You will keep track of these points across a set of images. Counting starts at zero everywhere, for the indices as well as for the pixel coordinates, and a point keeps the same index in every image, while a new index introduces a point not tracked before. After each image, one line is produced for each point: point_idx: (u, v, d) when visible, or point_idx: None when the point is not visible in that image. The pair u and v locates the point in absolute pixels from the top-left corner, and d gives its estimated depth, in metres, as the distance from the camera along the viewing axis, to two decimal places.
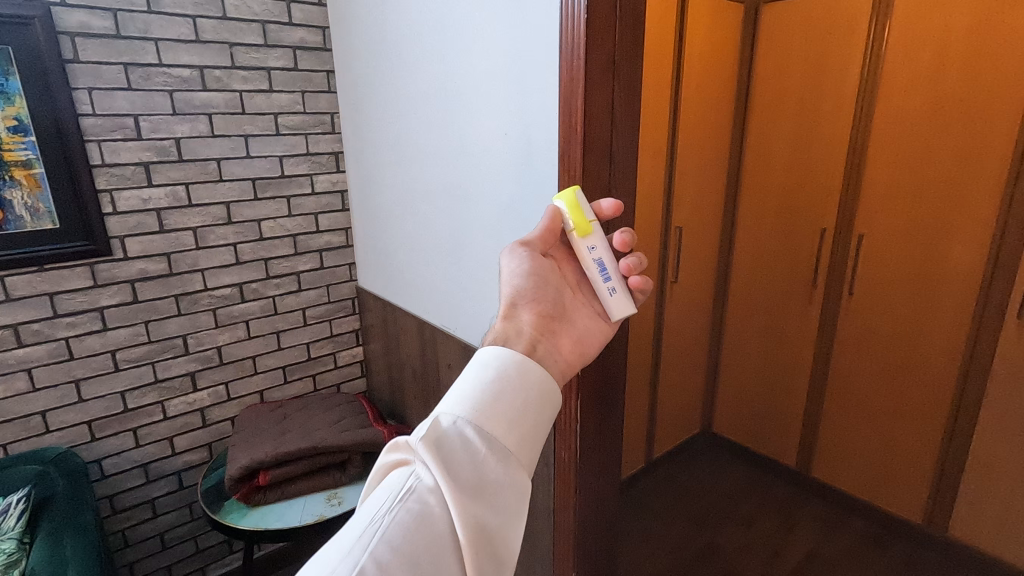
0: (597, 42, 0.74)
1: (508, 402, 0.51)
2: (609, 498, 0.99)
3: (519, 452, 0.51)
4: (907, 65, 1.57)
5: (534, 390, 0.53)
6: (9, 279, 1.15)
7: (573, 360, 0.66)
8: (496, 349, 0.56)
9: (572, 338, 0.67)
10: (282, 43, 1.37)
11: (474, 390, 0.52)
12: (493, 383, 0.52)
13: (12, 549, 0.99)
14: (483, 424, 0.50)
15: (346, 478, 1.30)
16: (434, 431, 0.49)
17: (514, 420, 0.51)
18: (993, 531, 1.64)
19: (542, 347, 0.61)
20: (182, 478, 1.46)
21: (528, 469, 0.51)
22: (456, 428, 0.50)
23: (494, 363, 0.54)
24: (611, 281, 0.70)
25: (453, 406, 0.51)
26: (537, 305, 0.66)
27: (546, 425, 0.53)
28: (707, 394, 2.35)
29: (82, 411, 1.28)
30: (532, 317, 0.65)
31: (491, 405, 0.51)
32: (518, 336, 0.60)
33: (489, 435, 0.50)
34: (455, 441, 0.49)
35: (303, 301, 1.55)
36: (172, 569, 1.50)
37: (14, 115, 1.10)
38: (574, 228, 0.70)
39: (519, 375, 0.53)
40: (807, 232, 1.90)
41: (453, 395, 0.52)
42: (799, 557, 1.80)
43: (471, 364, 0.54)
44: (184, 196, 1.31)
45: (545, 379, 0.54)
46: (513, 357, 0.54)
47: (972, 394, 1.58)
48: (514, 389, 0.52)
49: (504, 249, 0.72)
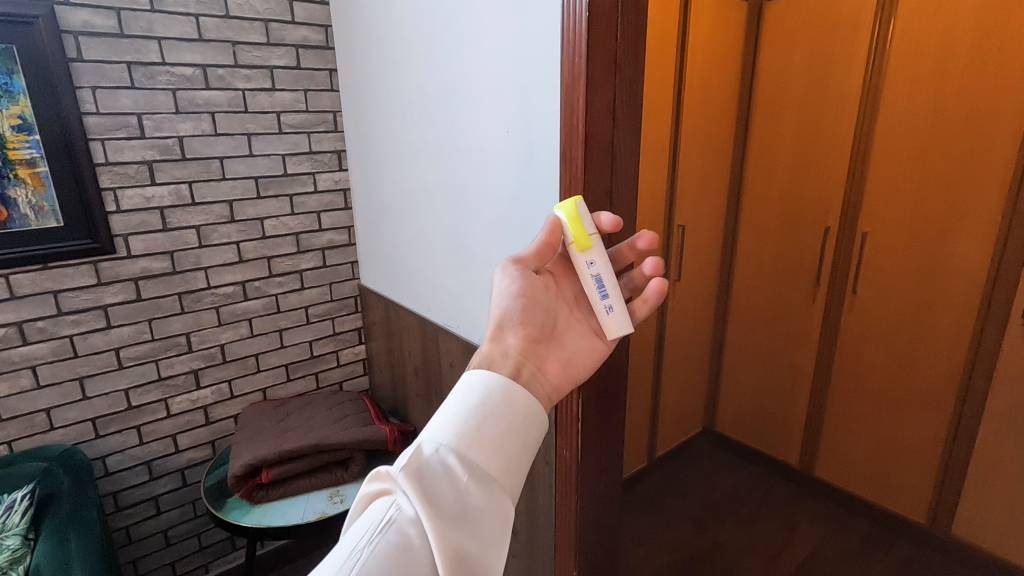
0: (598, 40, 0.74)
1: (489, 427, 0.53)
2: (611, 497, 0.99)
3: (501, 477, 0.52)
4: (912, 62, 1.56)
5: (518, 414, 0.55)
6: (14, 277, 1.16)
7: (559, 384, 0.67)
8: (480, 372, 0.57)
9: (562, 359, 0.68)
10: (285, 41, 1.38)
11: (457, 416, 0.53)
12: (474, 408, 0.54)
13: (17, 545, 1.00)
14: (465, 451, 0.51)
15: (349, 476, 1.30)
16: (415, 460, 0.50)
17: (496, 446, 0.52)
18: (997, 531, 1.63)
19: (527, 371, 0.62)
20: (186, 475, 1.47)
21: (511, 493, 0.52)
22: (436, 455, 0.51)
23: (477, 387, 0.55)
24: (609, 298, 0.67)
25: (436, 433, 0.52)
26: (525, 329, 0.66)
27: (531, 448, 0.55)
28: (710, 392, 2.35)
29: (86, 408, 1.28)
30: (519, 340, 0.65)
31: (473, 431, 0.52)
32: (503, 359, 0.61)
33: (469, 461, 0.51)
34: (436, 469, 0.50)
35: (306, 299, 1.55)
36: (176, 565, 1.50)
37: (18, 113, 1.10)
38: (573, 241, 0.67)
39: (504, 400, 0.55)
40: (810, 231, 1.89)
41: (436, 422, 0.53)
42: (802, 556, 1.79)
43: (455, 389, 0.56)
44: (187, 195, 1.32)
45: (530, 402, 0.56)
46: (496, 381, 0.56)
47: (976, 393, 1.58)
48: (496, 413, 0.54)
49: (500, 262, 0.69)
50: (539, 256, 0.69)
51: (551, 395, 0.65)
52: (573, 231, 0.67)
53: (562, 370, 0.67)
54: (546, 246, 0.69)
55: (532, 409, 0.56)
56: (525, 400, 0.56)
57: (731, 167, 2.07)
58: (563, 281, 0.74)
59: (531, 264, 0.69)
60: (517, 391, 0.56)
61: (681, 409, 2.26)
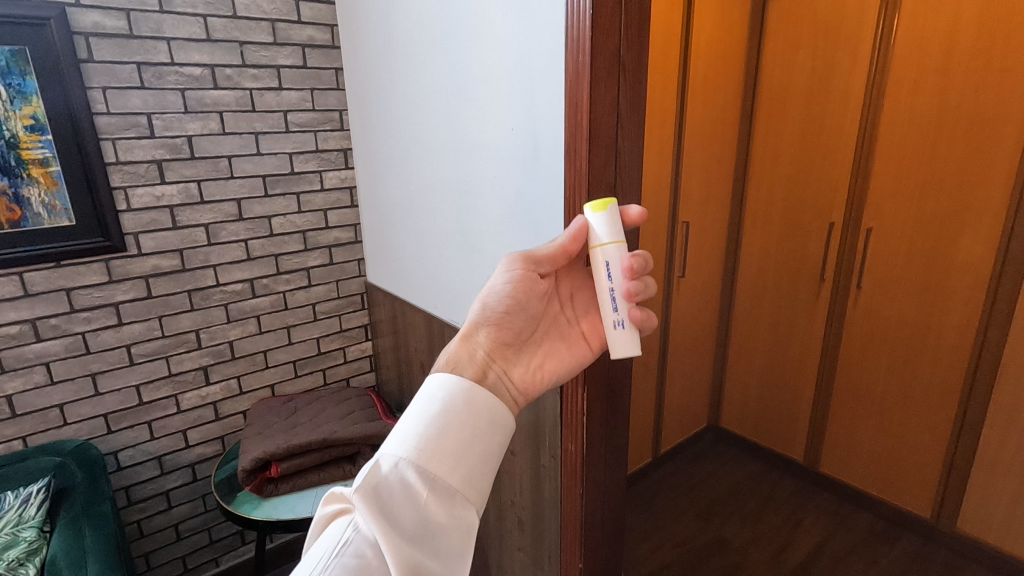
0: (602, 39, 0.75)
1: (446, 439, 0.58)
2: (616, 490, 1.00)
3: (462, 486, 0.57)
4: (915, 58, 1.56)
5: (482, 421, 0.60)
6: (27, 275, 1.18)
7: (526, 389, 0.68)
8: (441, 380, 0.62)
9: (537, 359, 0.71)
10: (291, 41, 1.39)
11: (416, 428, 0.58)
12: (433, 420, 0.59)
13: (33, 537, 1.03)
14: (423, 465, 0.56)
15: (356, 470, 1.32)
16: (373, 478, 0.56)
17: (457, 456, 0.58)
18: (1002, 526, 1.63)
19: (493, 374, 0.66)
20: (196, 470, 1.49)
21: (471, 500, 0.58)
22: (394, 469, 0.56)
23: (436, 397, 0.61)
24: (620, 313, 0.66)
25: (396, 447, 0.58)
26: (499, 329, 0.68)
27: (495, 453, 0.61)
28: (714, 387, 2.36)
29: (98, 404, 1.30)
30: (491, 340, 0.68)
31: (430, 443, 0.57)
32: (469, 361, 0.65)
33: (426, 473, 0.56)
34: (394, 484, 0.56)
35: (314, 296, 1.57)
36: (186, 559, 1.52)
37: (31, 114, 1.12)
38: (614, 239, 0.65)
39: (466, 407, 0.60)
40: (815, 226, 1.90)
41: (397, 435, 0.59)
42: (807, 551, 1.80)
43: (417, 398, 0.61)
44: (196, 193, 1.33)
45: (493, 406, 0.61)
46: (457, 389, 0.61)
47: (982, 388, 1.58)
48: (454, 423, 0.59)
49: (510, 254, 0.72)
50: (554, 259, 0.71)
51: (516, 399, 0.67)
52: (620, 229, 0.66)
53: (531, 372, 0.69)
54: (563, 250, 0.71)
55: (492, 414, 0.61)
56: (486, 407, 0.61)
57: (736, 164, 2.07)
58: (565, 277, 0.77)
59: (540, 265, 0.71)
60: (478, 398, 0.61)
61: (686, 406, 2.26)
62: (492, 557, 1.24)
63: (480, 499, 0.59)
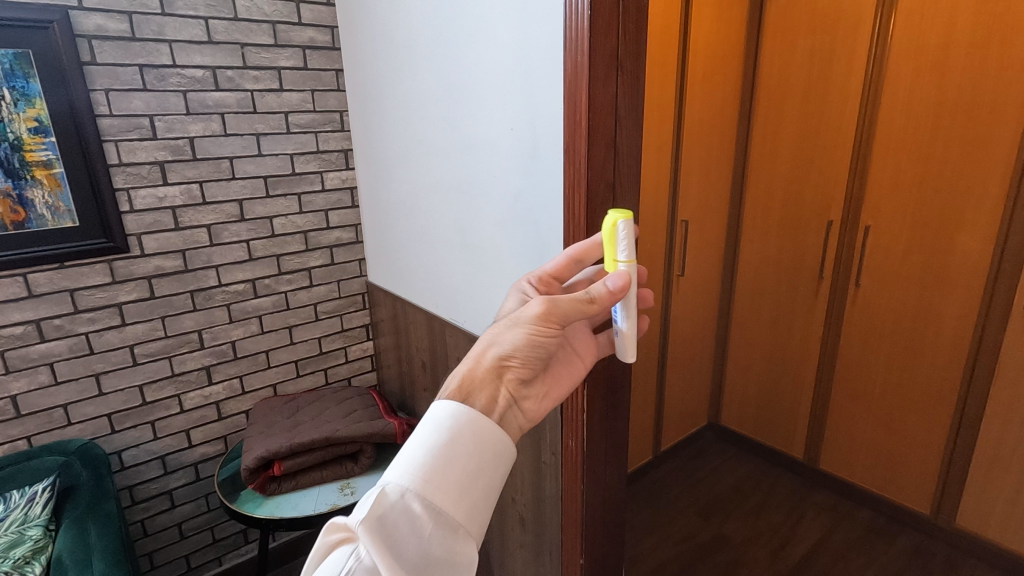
0: (601, 39, 0.76)
1: (451, 471, 0.57)
2: (616, 487, 1.01)
3: (464, 520, 0.57)
4: (912, 55, 1.57)
5: (487, 452, 0.59)
6: (31, 276, 1.19)
7: (534, 416, 0.68)
8: (449, 408, 0.60)
9: (544, 387, 0.72)
10: (292, 43, 1.40)
11: (422, 459, 0.57)
12: (439, 449, 0.58)
13: (38, 536, 1.04)
14: (427, 497, 0.56)
15: (358, 469, 1.33)
16: (378, 508, 0.55)
17: (462, 489, 0.57)
18: (1002, 522, 1.64)
19: (507, 408, 0.65)
20: (199, 469, 1.50)
21: (473, 534, 0.57)
22: (398, 499, 0.55)
23: (443, 426, 0.59)
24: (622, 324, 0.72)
25: (401, 476, 0.56)
26: (517, 364, 0.66)
27: (497, 485, 0.60)
28: (715, 384, 2.36)
29: (102, 403, 1.31)
30: (509, 375, 0.65)
31: (436, 475, 0.57)
32: (482, 386, 0.63)
33: (431, 505, 0.56)
34: (399, 514, 0.55)
35: (315, 297, 1.58)
36: (189, 559, 1.53)
37: (35, 116, 1.13)
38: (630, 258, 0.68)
39: (473, 439, 0.59)
40: (813, 223, 1.90)
41: (401, 462, 0.57)
42: (807, 548, 1.81)
43: (424, 424, 0.59)
44: (197, 194, 1.34)
45: (499, 438, 0.61)
46: (464, 419, 0.60)
47: (981, 383, 1.59)
48: (461, 455, 0.58)
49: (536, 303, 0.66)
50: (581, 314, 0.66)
51: (523, 427, 0.67)
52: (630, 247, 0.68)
53: (541, 402, 0.70)
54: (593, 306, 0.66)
55: (497, 447, 0.60)
56: (493, 439, 0.60)
57: (735, 162, 2.08)
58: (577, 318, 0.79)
59: (564, 313, 0.66)
60: (484, 430, 0.60)
61: (686, 404, 2.27)
62: (493, 554, 1.25)
63: (480, 533, 0.58)
